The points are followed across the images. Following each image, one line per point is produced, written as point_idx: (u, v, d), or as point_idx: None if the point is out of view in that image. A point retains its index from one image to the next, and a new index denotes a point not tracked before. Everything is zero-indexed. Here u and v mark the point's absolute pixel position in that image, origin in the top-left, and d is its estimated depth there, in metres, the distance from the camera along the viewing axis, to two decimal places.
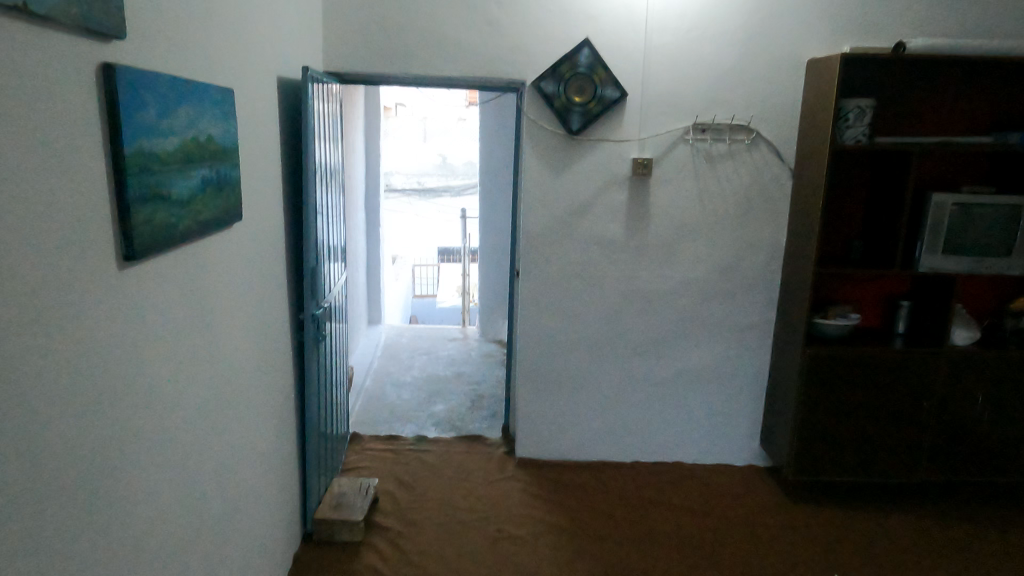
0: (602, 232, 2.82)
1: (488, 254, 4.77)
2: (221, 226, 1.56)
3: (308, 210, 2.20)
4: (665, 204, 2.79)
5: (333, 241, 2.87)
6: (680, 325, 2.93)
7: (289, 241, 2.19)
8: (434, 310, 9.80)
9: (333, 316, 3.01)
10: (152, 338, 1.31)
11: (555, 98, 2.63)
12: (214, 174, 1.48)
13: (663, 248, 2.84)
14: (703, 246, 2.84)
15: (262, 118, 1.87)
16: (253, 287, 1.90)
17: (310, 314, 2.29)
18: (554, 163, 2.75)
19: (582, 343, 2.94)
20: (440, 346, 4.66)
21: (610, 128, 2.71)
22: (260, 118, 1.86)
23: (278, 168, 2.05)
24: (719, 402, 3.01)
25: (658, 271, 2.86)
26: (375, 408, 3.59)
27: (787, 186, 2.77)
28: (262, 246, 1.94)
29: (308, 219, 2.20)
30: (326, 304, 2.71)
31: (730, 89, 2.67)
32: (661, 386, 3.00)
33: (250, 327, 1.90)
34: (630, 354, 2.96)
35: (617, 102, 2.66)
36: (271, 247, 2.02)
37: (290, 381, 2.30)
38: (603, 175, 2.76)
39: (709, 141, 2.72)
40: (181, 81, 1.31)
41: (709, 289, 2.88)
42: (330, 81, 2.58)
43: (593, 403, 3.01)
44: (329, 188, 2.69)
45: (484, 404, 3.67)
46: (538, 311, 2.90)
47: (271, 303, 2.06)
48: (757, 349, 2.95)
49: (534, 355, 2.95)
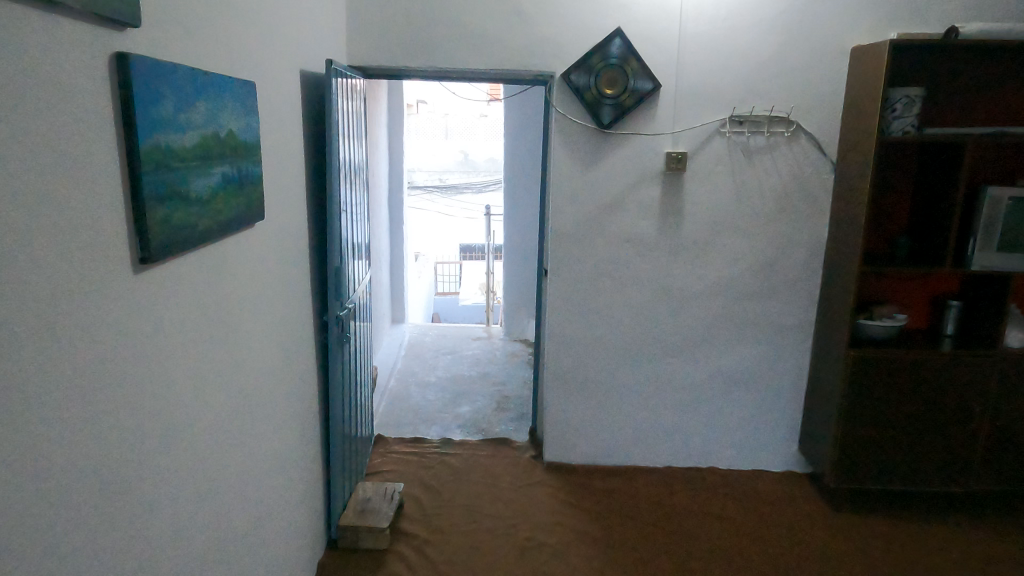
0: (634, 229, 2.72)
1: (513, 251, 4.69)
2: (244, 226, 1.50)
3: (332, 208, 2.13)
4: (699, 201, 2.68)
5: (357, 241, 2.81)
6: (715, 326, 2.82)
7: (312, 241, 2.12)
8: (457, 308, 9.74)
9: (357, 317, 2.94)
10: (171, 344, 1.25)
11: (586, 91, 2.54)
12: (235, 172, 1.42)
13: (698, 246, 2.73)
14: (740, 244, 2.72)
15: (286, 113, 1.81)
16: (276, 290, 1.83)
17: (334, 316, 2.22)
18: (584, 158, 2.65)
19: (612, 344, 2.85)
20: (465, 345, 4.58)
21: (643, 122, 2.61)
22: (283, 114, 1.79)
23: (301, 165, 1.98)
24: (755, 405, 2.90)
25: (692, 269, 2.75)
26: (399, 410, 3.52)
27: (828, 181, 2.65)
28: (285, 246, 1.88)
29: (332, 217, 2.13)
30: (350, 305, 2.64)
31: (769, 79, 2.56)
32: (695, 389, 2.89)
33: (273, 330, 1.84)
34: (662, 356, 2.86)
35: (650, 95, 2.56)
36: (294, 248, 1.96)
37: (313, 384, 2.23)
38: (635, 171, 2.66)
39: (746, 135, 2.61)
40: (200, 73, 1.24)
41: (746, 288, 2.77)
42: (354, 76, 2.51)
43: (624, 407, 2.92)
44: (353, 185, 2.62)
45: (510, 406, 3.59)
46: (566, 312, 2.82)
47: (295, 304, 2.00)
48: (796, 351, 2.83)
49: (563, 357, 2.87)
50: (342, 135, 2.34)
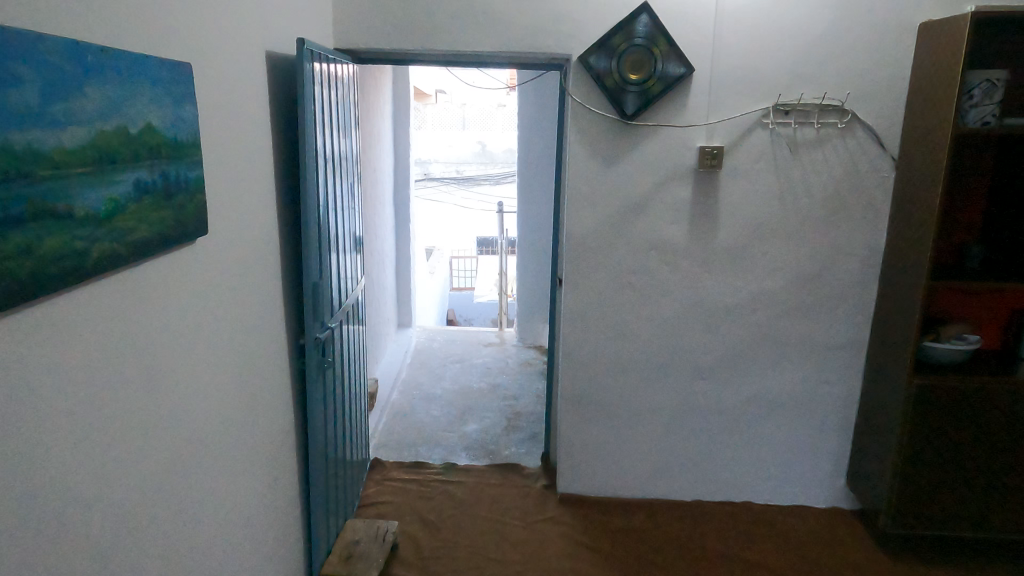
0: (661, 235, 2.38)
1: (527, 251, 4.37)
2: (176, 243, 1.20)
3: (307, 214, 1.82)
4: (737, 202, 2.33)
5: (348, 246, 2.50)
6: (753, 345, 2.48)
7: (284, 252, 1.82)
8: (473, 304, 9.46)
9: (349, 331, 2.64)
10: (65, 408, 0.95)
11: (607, 76, 2.21)
12: (158, 178, 1.12)
13: (735, 254, 2.39)
14: (784, 251, 2.37)
15: (242, 103, 1.50)
16: (235, 317, 1.54)
17: (313, 338, 1.92)
18: (605, 154, 2.32)
19: (635, 364, 2.52)
20: (475, 352, 4.28)
21: (672, 112, 2.27)
22: (239, 103, 1.49)
23: (267, 164, 1.67)
24: (798, 434, 2.56)
25: (728, 280, 2.41)
26: (400, 428, 3.23)
27: (887, 180, 2.29)
28: (246, 261, 1.58)
29: (308, 224, 1.83)
30: (338, 321, 2.33)
31: (821, 61, 2.20)
32: (728, 415, 2.55)
33: (233, 363, 1.55)
34: (692, 378, 2.53)
35: (680, 80, 2.21)
36: (259, 262, 1.66)
37: (289, 416, 1.94)
38: (662, 168, 2.32)
39: (792, 127, 2.26)
40: (91, 48, 0.93)
41: (789, 303, 2.43)
42: (339, 58, 2.20)
43: (648, 433, 2.59)
44: (341, 185, 2.31)
45: (521, 424, 3.29)
46: (584, 328, 2.49)
47: (262, 328, 1.70)
48: (845, 373, 2.48)
49: (580, 378, 2.55)
50: (324, 126, 2.04)
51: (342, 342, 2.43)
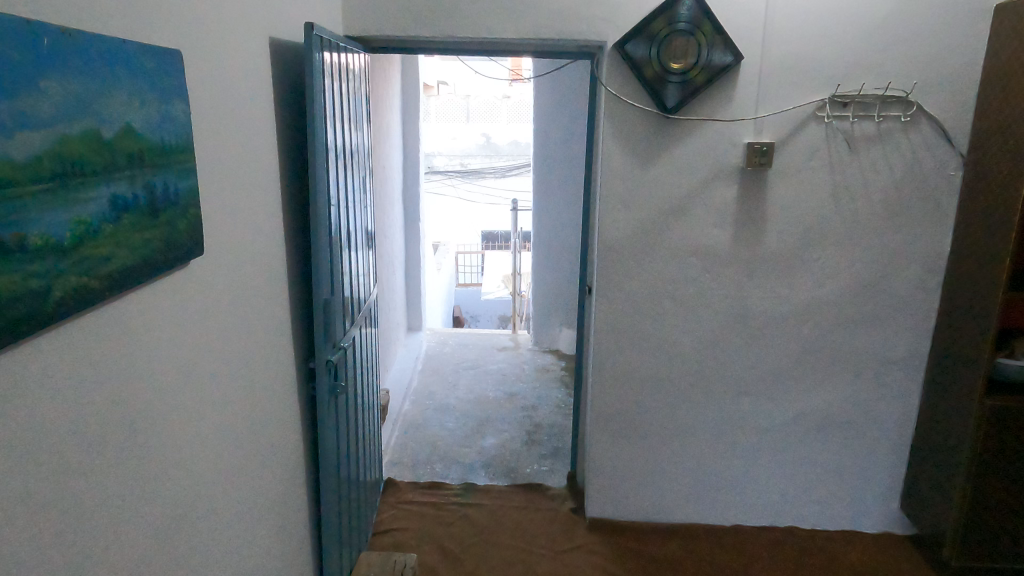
0: (702, 240, 2.18)
1: (544, 251, 4.16)
2: (165, 269, 0.99)
3: (316, 223, 1.61)
4: (787, 204, 2.12)
5: (361, 254, 2.30)
6: (803, 358, 2.27)
7: (290, 266, 1.62)
8: (479, 300, 9.27)
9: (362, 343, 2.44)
10: (21, 488, 0.75)
11: (645, 65, 2.00)
12: (140, 193, 0.91)
13: (785, 260, 2.18)
14: (838, 257, 2.16)
15: (243, 98, 1.30)
16: (236, 346, 1.33)
17: (324, 360, 1.72)
18: (642, 151, 2.11)
19: (673, 379, 2.32)
20: (489, 357, 4.08)
21: (717, 105, 2.05)
22: (239, 98, 1.28)
23: (272, 168, 1.47)
24: (849, 454, 2.36)
25: (776, 290, 2.21)
26: (413, 443, 3.03)
27: (954, 180, 2.07)
28: (249, 279, 1.38)
29: (318, 234, 1.62)
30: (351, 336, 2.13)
31: (885, 47, 1.98)
32: (773, 434, 2.35)
33: (236, 399, 1.34)
34: (735, 394, 2.32)
35: (727, 70, 2.00)
36: (264, 280, 1.45)
37: (298, 448, 1.74)
38: (705, 167, 2.11)
39: (851, 121, 2.04)
40: (50, 32, 0.73)
41: (842, 313, 2.22)
42: (351, 46, 1.99)
43: (686, 454, 2.39)
44: (353, 186, 2.11)
45: (543, 438, 3.09)
46: (617, 340, 2.29)
47: (267, 354, 1.50)
48: (903, 389, 2.28)
49: (611, 395, 2.35)
50: (335, 123, 1.83)
51: (355, 359, 2.23)
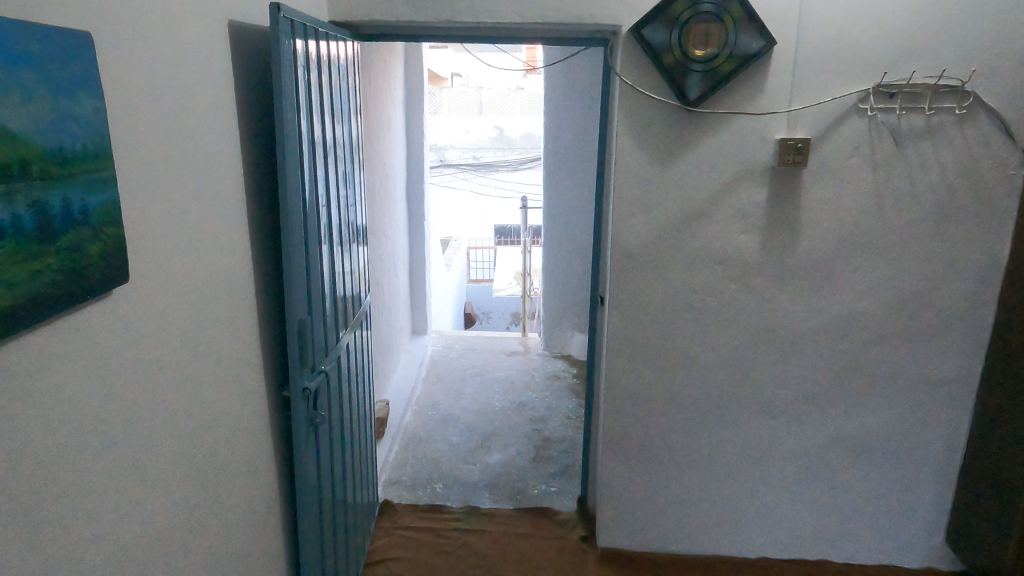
0: (728, 248, 1.96)
1: (554, 250, 3.96)
2: (68, 306, 0.80)
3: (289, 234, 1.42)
4: (823, 208, 1.90)
5: (353, 262, 2.10)
6: (839, 377, 2.05)
7: (259, 282, 1.42)
8: (490, 297, 9.07)
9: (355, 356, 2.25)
10: None
11: (665, 51, 1.78)
12: (25, 214, 0.72)
13: (820, 269, 1.95)
14: (881, 266, 1.94)
15: (189, 89, 1.10)
16: (186, 380, 1.14)
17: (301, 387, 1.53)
18: (661, 148, 1.89)
19: (693, 399, 2.11)
20: (496, 363, 3.88)
21: (746, 96, 1.83)
22: (184, 90, 1.08)
23: (234, 172, 1.28)
24: (889, 482, 2.13)
25: (809, 302, 1.99)
26: (413, 460, 2.84)
27: (1014, 180, 1.84)
28: (205, 302, 1.19)
29: (291, 247, 1.43)
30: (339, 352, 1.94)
31: (938, 29, 1.74)
32: (804, 460, 2.13)
33: (189, 442, 1.16)
34: (762, 416, 2.11)
35: (757, 57, 1.77)
36: (224, 301, 1.26)
37: (273, 484, 1.55)
38: (732, 165, 1.89)
39: (897, 114, 1.81)
40: None
41: (883, 329, 1.99)
42: (336, 32, 1.79)
43: (708, 480, 2.18)
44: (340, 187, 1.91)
45: (551, 454, 2.89)
46: (633, 357, 2.08)
47: (229, 384, 1.31)
48: (950, 413, 2.05)
49: (625, 416, 2.14)
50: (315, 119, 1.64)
51: (345, 378, 2.03)
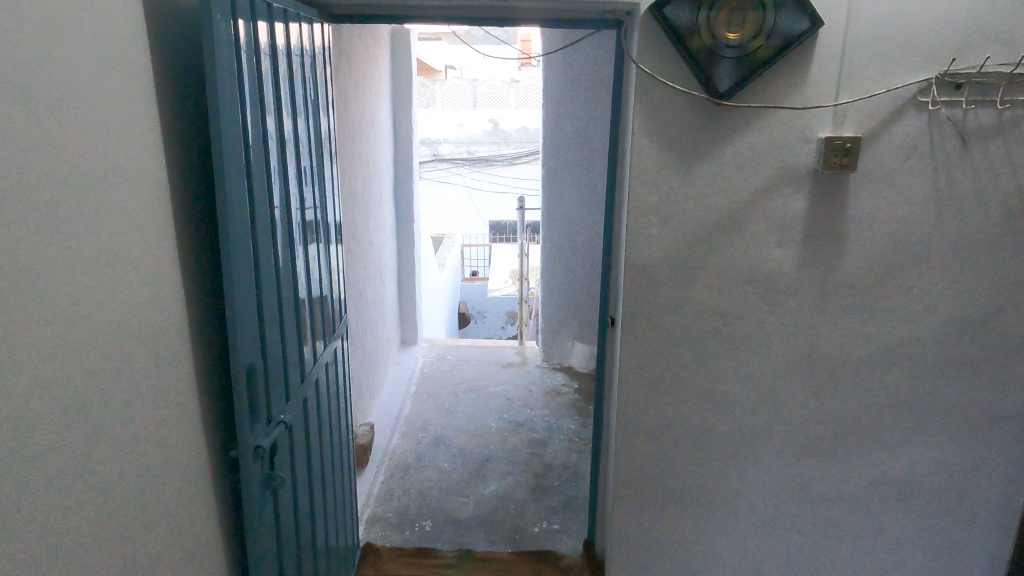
0: (760, 264, 1.69)
1: (554, 255, 3.69)
2: None
3: (230, 262, 1.13)
4: (872, 219, 1.63)
5: (329, 281, 1.82)
6: (886, 411, 1.78)
7: (187, 321, 1.14)
8: (485, 297, 8.81)
9: (336, 385, 1.96)
10: None
11: (690, 33, 1.52)
12: None
13: (866, 289, 1.69)
14: (937, 284, 1.67)
15: (57, 74, 0.82)
16: (78, 459, 0.87)
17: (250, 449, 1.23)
18: (684, 148, 1.62)
19: (717, 435, 1.84)
20: (492, 376, 3.61)
21: (785, 87, 1.56)
22: (48, 75, 0.81)
23: (139, 183, 0.99)
24: (940, 529, 1.87)
25: (853, 327, 1.72)
26: (400, 492, 2.57)
27: None
28: (98, 354, 0.91)
29: (234, 278, 1.14)
30: (314, 388, 1.66)
31: (1014, 8, 1.48)
32: (843, 504, 1.87)
33: (85, 538, 0.88)
34: (796, 453, 1.84)
35: (800, 40, 1.50)
36: (132, 349, 0.99)
37: (218, 562, 1.27)
38: (767, 168, 1.62)
39: (964, 108, 1.55)
40: None
41: (938, 357, 1.73)
42: (302, 10, 1.51)
43: (732, 526, 1.91)
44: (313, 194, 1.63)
45: (553, 484, 2.62)
46: (648, 388, 1.81)
47: (148, 451, 1.04)
48: (1013, 452, 1.79)
49: (639, 455, 1.87)
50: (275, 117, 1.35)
51: (322, 416, 1.75)
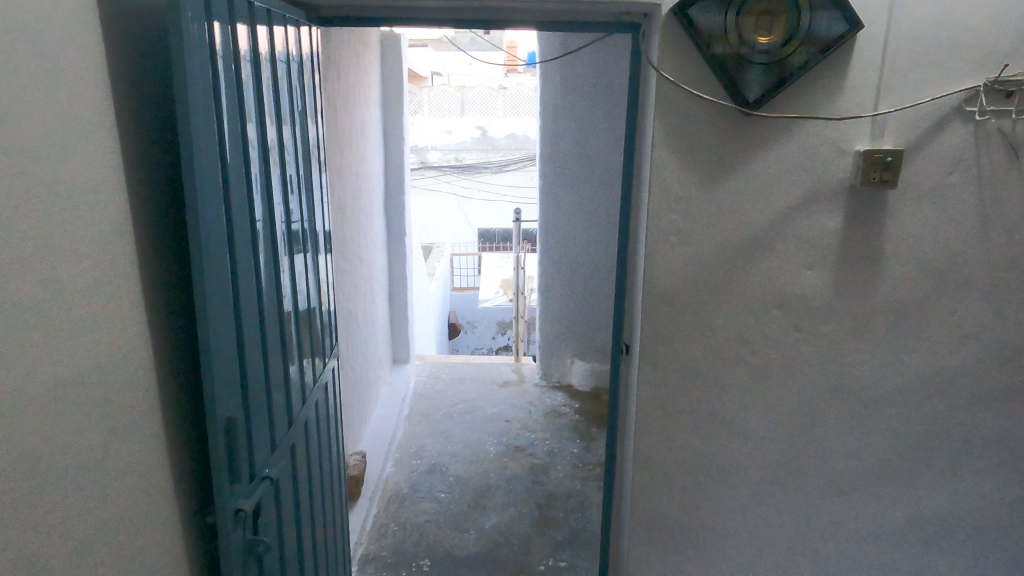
0: (790, 288, 1.55)
1: (552, 270, 3.55)
2: None
3: (203, 305, 0.96)
4: (911, 239, 1.50)
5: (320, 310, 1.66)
6: (924, 444, 1.65)
7: (152, 372, 0.97)
8: (475, 306, 8.67)
9: (330, 422, 1.79)
10: None
11: (717, 37, 1.38)
12: None
13: (905, 314, 1.56)
14: (980, 309, 1.55)
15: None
16: (17, 555, 0.70)
17: (228, 519, 1.06)
18: (709, 161, 1.48)
19: (743, 472, 1.69)
20: (488, 396, 3.45)
21: (821, 96, 1.43)
22: None
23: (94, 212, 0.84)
24: (980, 569, 1.74)
25: (890, 355, 1.59)
26: (396, 527, 2.41)
27: None
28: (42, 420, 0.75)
29: (207, 323, 0.97)
30: (306, 431, 1.48)
31: None
32: (877, 545, 1.73)
33: None
34: (827, 491, 1.70)
35: (838, 42, 1.37)
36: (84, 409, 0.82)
37: None
38: (799, 183, 1.48)
39: (1013, 117, 1.44)
40: None
41: (980, 387, 1.60)
42: (287, 12, 1.35)
43: (758, 568, 1.77)
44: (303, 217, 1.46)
45: (557, 516, 2.47)
46: (668, 423, 1.67)
47: (109, 528, 0.87)
48: None
49: (658, 495, 1.72)
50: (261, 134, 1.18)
51: (314, 460, 1.58)
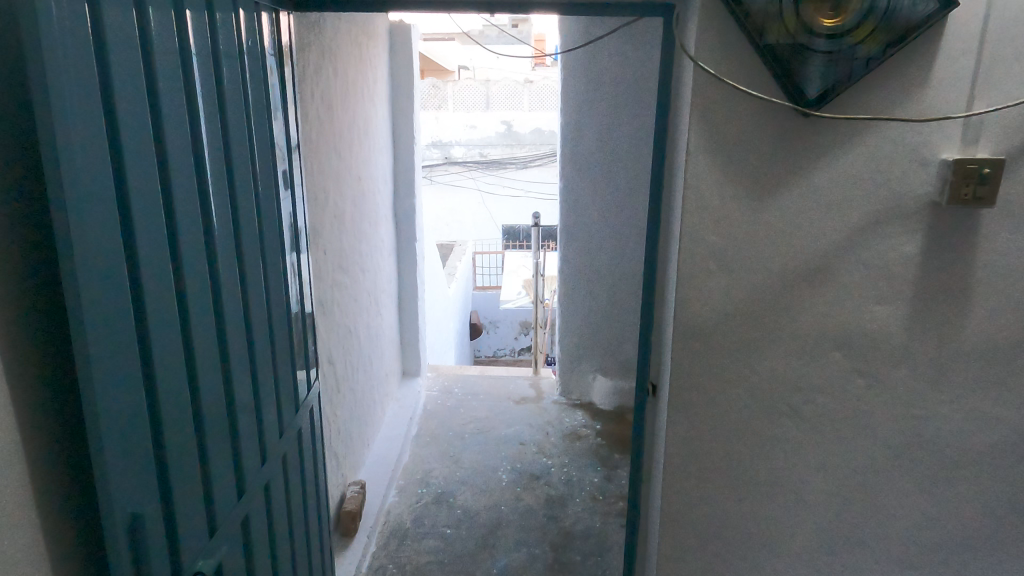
0: (854, 327, 1.28)
1: (575, 278, 3.28)
2: None
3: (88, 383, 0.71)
4: (1008, 268, 1.22)
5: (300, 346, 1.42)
6: (1013, 515, 1.37)
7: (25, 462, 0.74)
8: (497, 306, 8.44)
9: (314, 471, 1.55)
10: None
11: (770, 20, 1.11)
12: None
13: (994, 360, 1.28)
14: None
15: None
16: None
17: None
18: (756, 173, 1.22)
19: (789, 541, 1.42)
20: (503, 414, 3.21)
21: (898, 93, 1.15)
22: None
23: None
24: None
25: (974, 408, 1.31)
26: (394, 569, 2.19)
27: None
28: None
29: (98, 405, 0.73)
30: (273, 494, 1.24)
31: None
32: None
33: None
34: (892, 566, 1.42)
35: (923, 24, 1.09)
36: None
37: None
38: (867, 199, 1.21)
39: None
40: None
41: None
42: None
43: None
44: (274, 239, 1.22)
45: (574, 560, 2.22)
46: (702, 482, 1.40)
47: None
48: None
49: (688, 564, 1.45)
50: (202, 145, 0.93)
51: (287, 523, 1.34)
